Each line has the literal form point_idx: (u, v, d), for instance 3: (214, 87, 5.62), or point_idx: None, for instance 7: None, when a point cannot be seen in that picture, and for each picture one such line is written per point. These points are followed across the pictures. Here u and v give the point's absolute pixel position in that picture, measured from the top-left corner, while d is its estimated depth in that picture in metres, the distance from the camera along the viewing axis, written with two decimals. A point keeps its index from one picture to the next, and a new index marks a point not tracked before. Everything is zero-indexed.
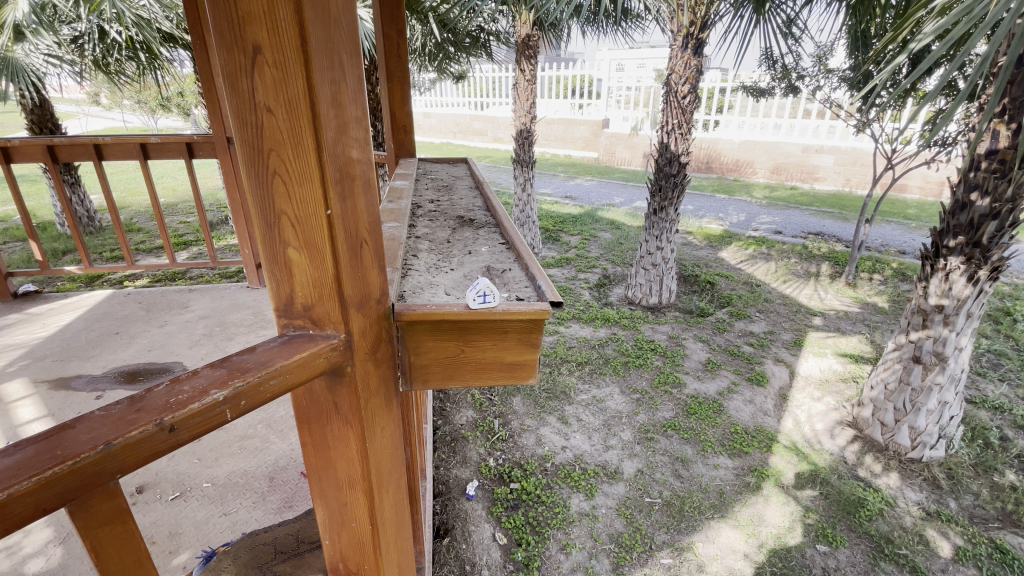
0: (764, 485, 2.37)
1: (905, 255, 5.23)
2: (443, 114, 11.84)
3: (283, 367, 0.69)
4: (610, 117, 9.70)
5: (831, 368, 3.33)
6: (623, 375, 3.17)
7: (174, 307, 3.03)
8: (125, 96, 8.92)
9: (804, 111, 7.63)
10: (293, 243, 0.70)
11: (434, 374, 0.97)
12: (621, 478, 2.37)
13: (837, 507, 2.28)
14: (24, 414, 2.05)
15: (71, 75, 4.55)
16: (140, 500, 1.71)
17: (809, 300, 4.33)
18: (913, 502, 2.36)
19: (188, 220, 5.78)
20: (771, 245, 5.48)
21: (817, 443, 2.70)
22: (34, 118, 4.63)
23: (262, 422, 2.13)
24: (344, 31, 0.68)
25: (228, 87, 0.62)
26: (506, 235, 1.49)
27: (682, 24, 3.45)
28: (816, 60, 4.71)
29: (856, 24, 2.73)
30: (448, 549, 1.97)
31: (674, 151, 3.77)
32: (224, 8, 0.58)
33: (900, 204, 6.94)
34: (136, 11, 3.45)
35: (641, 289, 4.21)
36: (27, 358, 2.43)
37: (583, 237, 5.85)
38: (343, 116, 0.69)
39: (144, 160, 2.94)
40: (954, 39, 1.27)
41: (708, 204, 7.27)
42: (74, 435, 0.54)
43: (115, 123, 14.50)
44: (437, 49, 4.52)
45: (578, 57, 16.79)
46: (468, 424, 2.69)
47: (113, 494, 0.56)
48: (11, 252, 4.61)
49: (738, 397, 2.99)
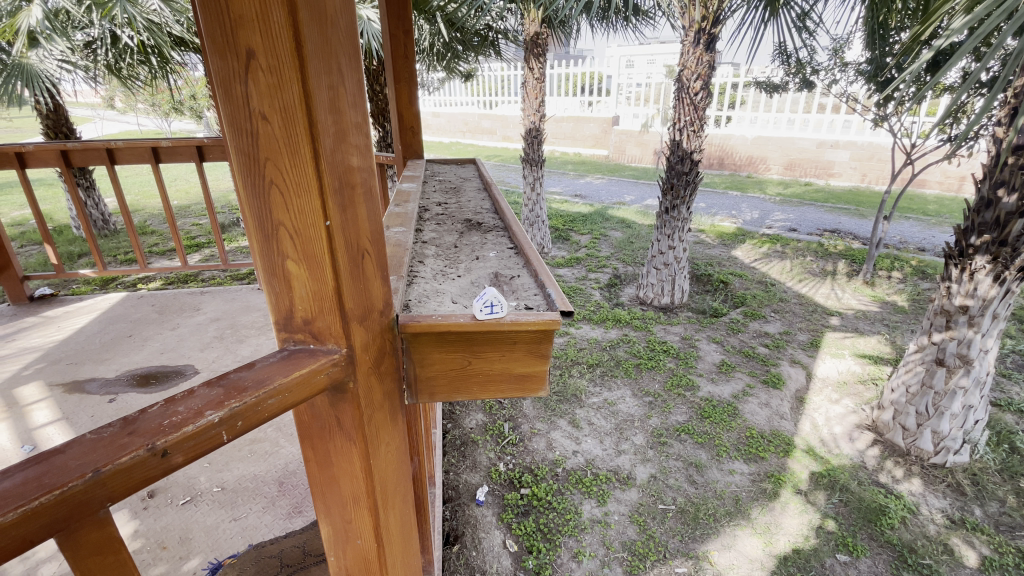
0: (782, 491, 2.31)
1: (925, 253, 5.11)
2: (452, 113, 11.86)
3: (282, 386, 0.66)
4: (620, 114, 9.62)
5: (849, 370, 3.25)
6: (635, 378, 3.12)
7: (185, 309, 3.04)
8: (138, 100, 9.04)
9: (819, 106, 7.51)
10: (292, 255, 0.67)
11: (440, 386, 0.94)
12: (634, 484, 2.33)
13: (858, 515, 2.21)
14: (38, 417, 2.05)
15: (85, 80, 4.56)
16: (151, 505, 1.71)
17: (827, 299, 4.24)
18: (936, 509, 2.28)
19: (200, 223, 5.85)
20: (786, 243, 5.38)
21: (834, 446, 2.63)
22: (49, 124, 4.69)
23: (272, 424, 2.12)
24: (342, 33, 0.64)
25: (222, 95, 0.60)
26: (514, 239, 1.46)
27: (693, 19, 3.38)
28: (831, 53, 4.58)
29: (875, 17, 2.63)
30: (458, 556, 1.95)
31: (686, 149, 3.70)
32: (216, 12, 0.55)
33: (918, 200, 6.79)
34: (147, 15, 3.47)
35: (653, 289, 4.14)
36: (42, 362, 2.44)
37: (593, 236, 5.81)
38: (342, 122, 0.67)
39: (156, 163, 2.94)
40: (986, 32, 1.17)
41: (721, 201, 7.16)
42: (63, 461, 0.51)
43: (130, 126, 14.79)
44: (445, 49, 4.48)
45: (587, 53, 16.71)
46: (477, 428, 2.67)
47: (103, 523, 0.54)
48: (28, 256, 4.68)
49: (754, 400, 2.92)
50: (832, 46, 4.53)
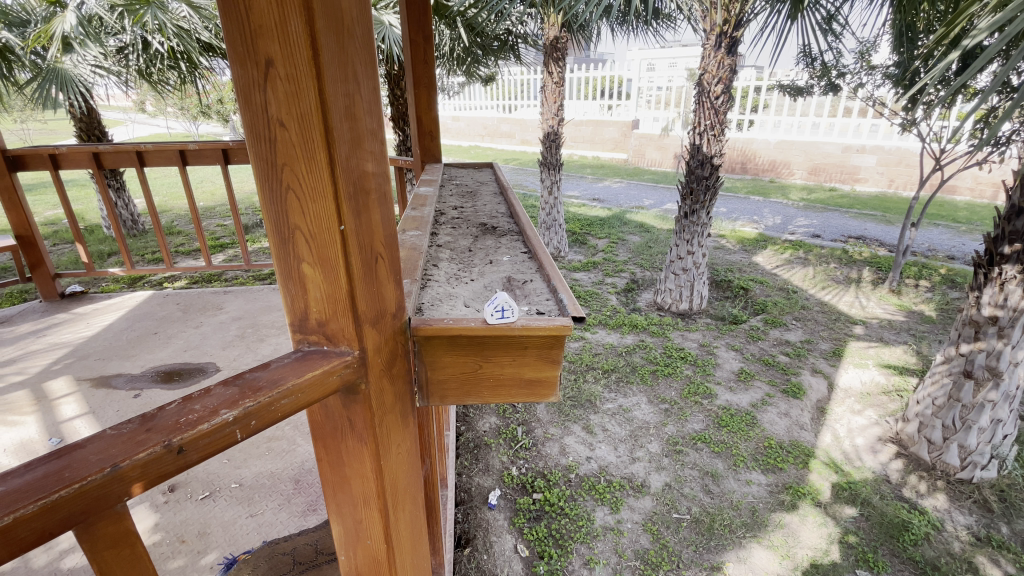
0: (800, 504, 2.26)
1: (955, 261, 4.95)
2: (472, 117, 11.93)
3: (295, 387, 0.67)
4: (640, 117, 9.56)
5: (873, 381, 3.16)
6: (651, 385, 3.09)
7: (209, 308, 3.12)
8: (168, 104, 9.31)
9: (845, 110, 7.36)
10: (307, 258, 0.68)
11: (452, 389, 0.95)
12: (648, 492, 2.30)
13: (880, 530, 2.15)
14: (66, 411, 2.12)
15: (117, 85, 4.70)
16: (171, 499, 1.75)
17: (850, 308, 4.14)
18: (961, 526, 2.21)
19: (224, 224, 5.99)
20: (809, 249, 5.28)
21: (857, 459, 2.56)
22: (83, 127, 4.86)
23: (289, 423, 2.16)
24: (359, 42, 0.66)
25: (243, 103, 0.62)
26: (528, 244, 1.46)
27: (715, 22, 3.35)
28: (857, 56, 4.50)
29: (902, 19, 2.58)
30: (469, 559, 1.95)
31: (706, 153, 3.66)
32: (236, 21, 0.57)
33: (948, 206, 6.59)
34: (176, 22, 3.58)
35: (671, 294, 4.09)
36: (71, 357, 2.52)
37: (611, 240, 5.77)
38: (358, 129, 0.68)
39: (183, 166, 3.02)
40: (1013, 33, 1.15)
41: (742, 206, 7.05)
42: (84, 455, 0.53)
43: (160, 129, 15.25)
44: (465, 54, 4.52)
45: (607, 57, 16.64)
46: (491, 431, 2.68)
47: (119, 517, 0.55)
48: (60, 254, 4.86)
49: (773, 410, 2.87)
50: (858, 49, 4.44)
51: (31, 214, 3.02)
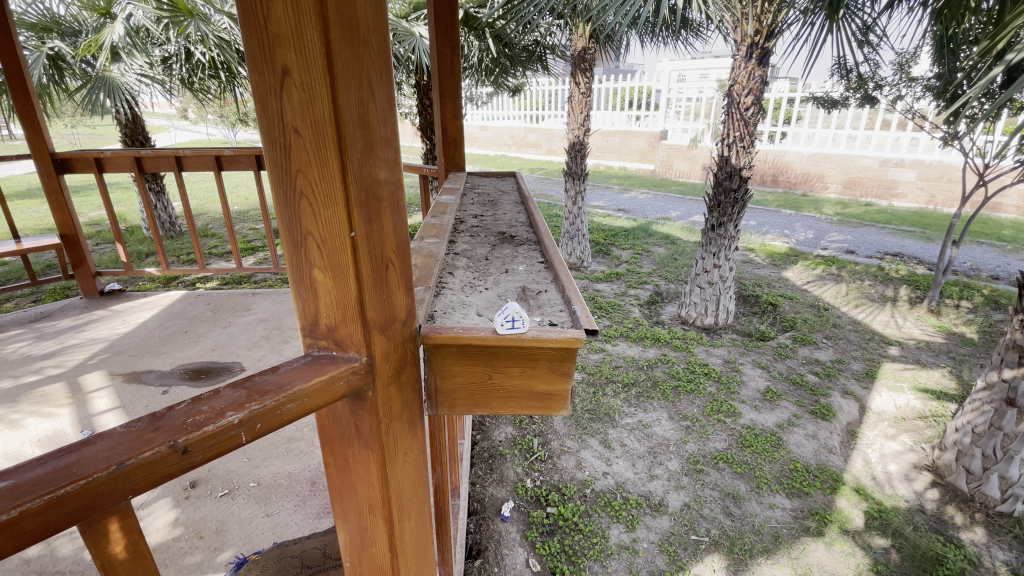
0: (827, 531, 2.16)
1: (1000, 281, 4.72)
2: (499, 127, 12.05)
3: (301, 391, 0.67)
4: (668, 128, 9.47)
5: (908, 405, 3.02)
6: (672, 401, 3.02)
7: (237, 309, 3.20)
8: (209, 111, 9.72)
9: (883, 122, 7.14)
10: (319, 264, 0.69)
11: (460, 399, 0.94)
12: (666, 511, 2.24)
13: (912, 563, 2.03)
14: (99, 405, 2.19)
15: (161, 93, 4.88)
16: (192, 495, 1.79)
17: (885, 327, 3.98)
18: (1001, 562, 2.07)
19: (256, 227, 6.18)
20: (842, 266, 5.11)
21: (889, 486, 2.44)
22: (127, 132, 5.08)
23: (308, 424, 2.19)
24: (374, 49, 0.66)
25: (261, 109, 0.63)
26: (546, 254, 1.45)
27: (745, 33, 3.29)
28: (896, 68, 4.37)
29: (944, 31, 2.47)
30: (480, 571, 1.93)
31: (735, 165, 3.57)
32: (255, 31, 0.58)
33: (993, 224, 6.29)
34: (218, 34, 3.72)
35: (695, 308, 4.01)
36: (107, 352, 2.62)
37: (635, 251, 5.71)
38: (371, 136, 0.68)
39: (218, 171, 3.10)
40: None
41: (772, 219, 6.89)
42: (92, 452, 0.54)
43: (201, 136, 15.96)
44: (494, 64, 4.56)
45: (636, 68, 16.63)
46: (507, 441, 2.67)
47: (123, 513, 0.56)
48: (102, 253, 5.09)
49: (800, 431, 2.77)
50: (897, 61, 4.31)
51: (76, 215, 3.15)
